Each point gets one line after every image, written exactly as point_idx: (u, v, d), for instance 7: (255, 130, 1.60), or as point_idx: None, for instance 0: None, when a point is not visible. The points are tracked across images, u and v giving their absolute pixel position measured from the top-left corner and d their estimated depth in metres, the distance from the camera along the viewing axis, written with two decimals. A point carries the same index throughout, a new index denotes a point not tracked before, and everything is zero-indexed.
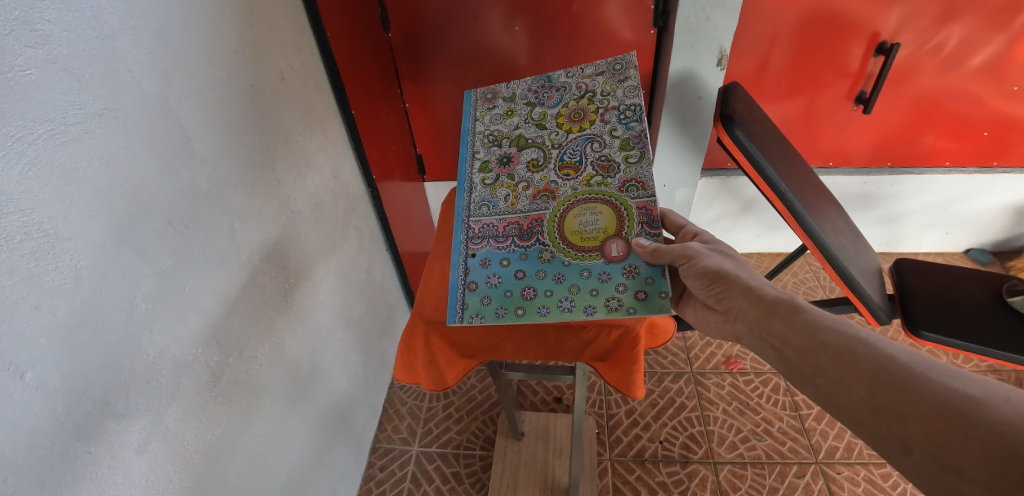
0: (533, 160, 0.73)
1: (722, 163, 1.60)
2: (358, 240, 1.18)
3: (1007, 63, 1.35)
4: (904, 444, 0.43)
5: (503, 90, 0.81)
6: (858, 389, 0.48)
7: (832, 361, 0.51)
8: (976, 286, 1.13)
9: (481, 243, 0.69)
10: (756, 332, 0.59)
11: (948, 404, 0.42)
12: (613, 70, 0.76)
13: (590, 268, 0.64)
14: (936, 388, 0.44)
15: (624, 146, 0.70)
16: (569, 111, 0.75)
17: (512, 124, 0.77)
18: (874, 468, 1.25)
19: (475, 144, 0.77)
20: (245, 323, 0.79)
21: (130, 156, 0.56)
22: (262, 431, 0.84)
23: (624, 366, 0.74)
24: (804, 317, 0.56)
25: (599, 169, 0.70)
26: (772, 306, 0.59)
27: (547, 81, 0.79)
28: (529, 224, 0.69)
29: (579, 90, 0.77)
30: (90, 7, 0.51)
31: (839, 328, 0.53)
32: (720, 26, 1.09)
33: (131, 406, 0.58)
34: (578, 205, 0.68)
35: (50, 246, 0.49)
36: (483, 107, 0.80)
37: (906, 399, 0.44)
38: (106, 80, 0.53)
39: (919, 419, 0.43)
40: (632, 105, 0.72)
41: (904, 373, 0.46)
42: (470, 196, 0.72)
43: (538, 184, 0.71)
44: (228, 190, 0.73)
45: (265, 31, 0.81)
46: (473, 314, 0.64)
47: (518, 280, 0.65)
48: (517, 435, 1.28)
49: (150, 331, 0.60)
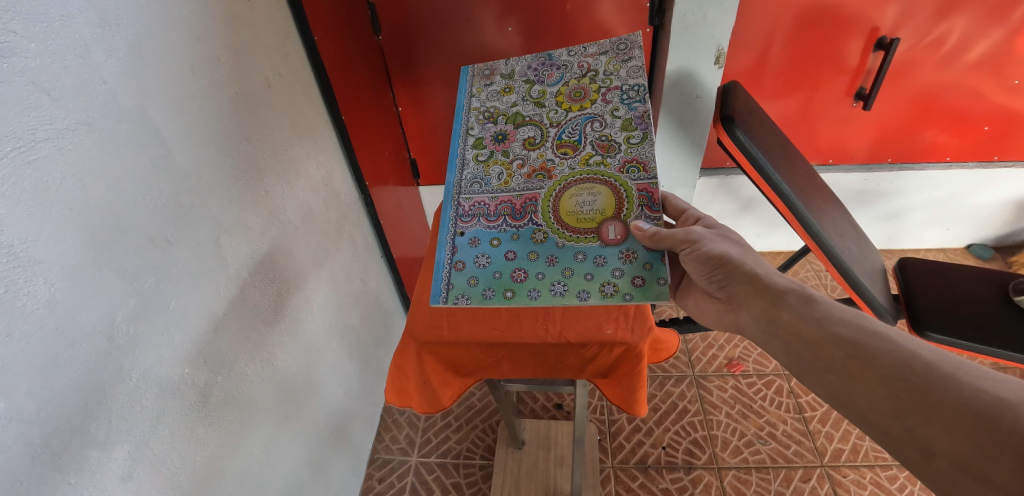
0: (530, 138, 0.71)
1: (720, 161, 1.58)
2: (351, 247, 1.16)
3: (1008, 56, 1.33)
4: (926, 448, 0.41)
5: (502, 67, 0.80)
6: (876, 387, 0.45)
7: (847, 357, 0.49)
8: (981, 284, 1.11)
9: (470, 221, 0.66)
10: (761, 321, 0.57)
11: (971, 407, 0.40)
12: (616, 50, 0.75)
13: (585, 251, 0.62)
14: (958, 390, 0.42)
15: (626, 127, 0.68)
16: (569, 90, 0.74)
17: (509, 101, 0.76)
18: (880, 470, 1.24)
19: (470, 120, 0.75)
20: (234, 340, 0.76)
21: (106, 171, 0.54)
22: (254, 450, 0.82)
23: (626, 382, 0.72)
24: (817, 309, 0.54)
25: (599, 149, 0.68)
26: (781, 296, 0.57)
27: (547, 59, 0.78)
28: (521, 203, 0.66)
29: (580, 69, 0.76)
30: (58, 16, 0.48)
31: (857, 323, 0.51)
32: (717, 24, 1.08)
33: (113, 433, 0.56)
34: (575, 186, 0.66)
35: (21, 269, 0.46)
36: (480, 83, 0.79)
37: (928, 399, 0.42)
38: (77, 93, 0.50)
39: (941, 421, 0.41)
40: (635, 85, 0.71)
41: (925, 371, 0.44)
42: (461, 173, 0.70)
43: (534, 162, 0.69)
44: (212, 203, 0.70)
45: (248, 36, 0.78)
46: (459, 295, 0.61)
47: (508, 261, 0.63)
48: (517, 444, 1.26)
49: (131, 353, 0.58)
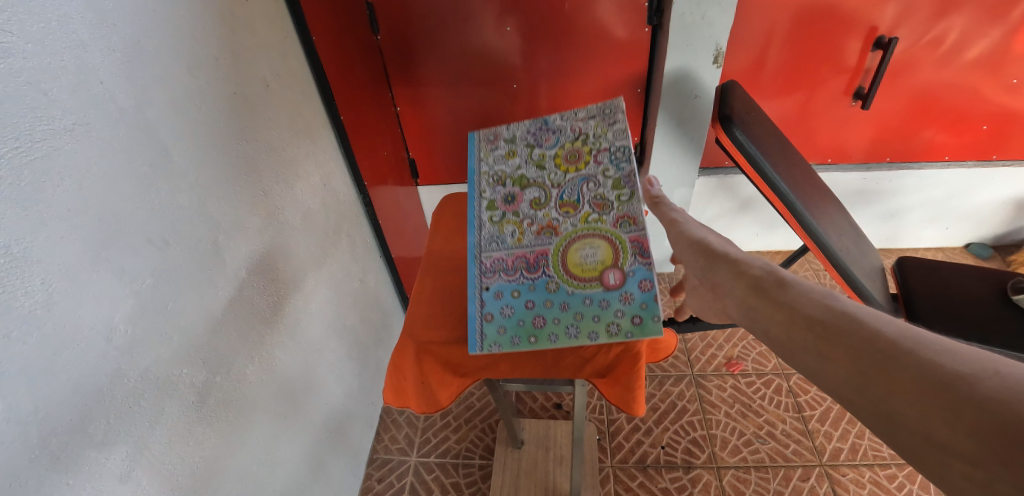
0: (535, 198, 0.71)
1: (719, 161, 1.58)
2: (350, 248, 1.16)
3: (1006, 55, 1.33)
4: (891, 421, 0.39)
5: (497, 131, 0.78)
6: (843, 365, 0.43)
7: (817, 337, 0.46)
8: (979, 283, 1.11)
9: (493, 276, 0.68)
10: (741, 307, 0.56)
11: (933, 379, 0.38)
12: (604, 115, 0.73)
13: (591, 296, 0.64)
14: (921, 361, 0.39)
15: (617, 186, 0.68)
16: (565, 151, 0.73)
17: (510, 164, 0.75)
18: (879, 469, 1.24)
19: (480, 184, 0.74)
20: (233, 340, 0.76)
21: (103, 172, 0.53)
22: (253, 450, 0.81)
23: (625, 381, 0.71)
24: (791, 291, 0.52)
25: (596, 207, 0.68)
26: (759, 280, 0.55)
27: (541, 123, 0.77)
28: (535, 257, 0.68)
29: (572, 132, 0.74)
30: (55, 16, 0.48)
31: (826, 303, 0.48)
32: (716, 23, 1.08)
33: (111, 433, 0.56)
34: (574, 240, 0.67)
35: (18, 270, 0.46)
36: (476, 148, 0.77)
37: (892, 373, 0.40)
38: (74, 93, 0.50)
39: (903, 395, 0.39)
40: (623, 147, 0.70)
41: (888, 346, 0.41)
42: (479, 233, 0.71)
43: (541, 221, 0.70)
44: (210, 204, 0.70)
45: (246, 37, 0.78)
46: (490, 344, 0.64)
47: (528, 309, 0.65)
48: (516, 443, 1.26)
49: (129, 354, 0.58)
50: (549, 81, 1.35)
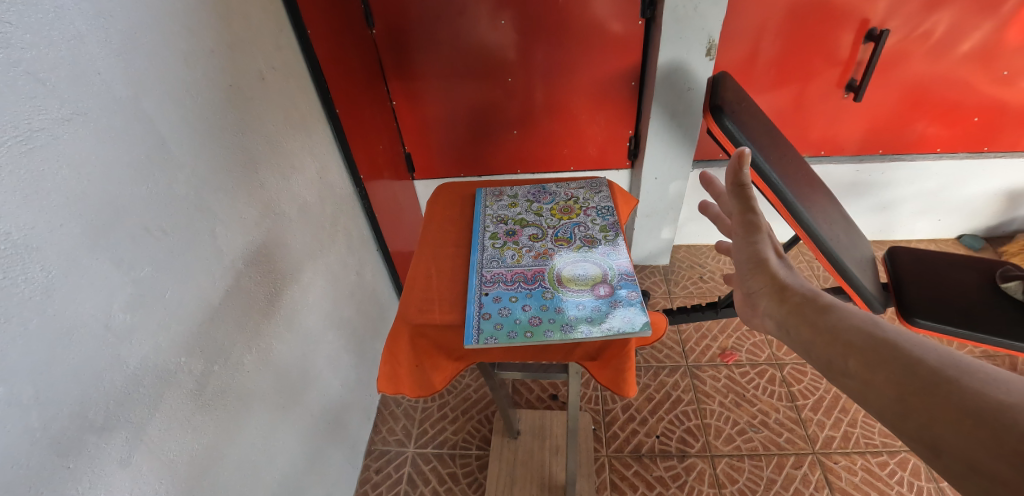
0: (533, 234, 0.84)
1: (713, 153, 1.60)
2: (346, 240, 1.16)
3: (997, 47, 1.34)
4: (930, 444, 0.31)
5: (507, 190, 0.96)
6: (882, 392, 0.34)
7: (857, 366, 0.36)
8: (968, 273, 1.13)
9: (492, 284, 0.74)
10: (780, 329, 0.45)
11: (981, 403, 0.29)
12: (591, 186, 0.95)
13: (583, 302, 0.69)
14: (967, 387, 0.30)
15: (603, 230, 0.83)
16: (560, 206, 0.90)
17: (515, 211, 0.90)
18: (871, 457, 1.26)
19: (485, 222, 0.87)
20: (230, 329, 0.77)
21: (102, 161, 0.54)
22: (251, 438, 0.82)
23: (615, 363, 0.72)
24: (835, 318, 0.40)
25: (586, 243, 0.81)
26: (804, 305, 0.43)
27: (541, 188, 0.96)
28: (533, 273, 0.75)
29: (566, 196, 0.93)
30: (53, 7, 0.49)
31: (868, 329, 0.38)
32: (708, 16, 1.13)
33: (111, 419, 0.57)
34: (570, 265, 0.76)
35: (19, 257, 0.47)
36: (491, 200, 0.93)
37: (933, 402, 0.31)
38: (72, 83, 0.51)
39: (946, 423, 0.30)
40: (607, 206, 0.89)
41: (935, 376, 0.32)
42: (482, 254, 0.80)
43: (538, 249, 0.80)
44: (208, 194, 0.71)
45: (242, 29, 0.79)
46: (487, 336, 0.66)
47: (525, 312, 0.69)
48: (512, 433, 1.27)
49: (128, 341, 0.59)
50: (544, 75, 1.36)
